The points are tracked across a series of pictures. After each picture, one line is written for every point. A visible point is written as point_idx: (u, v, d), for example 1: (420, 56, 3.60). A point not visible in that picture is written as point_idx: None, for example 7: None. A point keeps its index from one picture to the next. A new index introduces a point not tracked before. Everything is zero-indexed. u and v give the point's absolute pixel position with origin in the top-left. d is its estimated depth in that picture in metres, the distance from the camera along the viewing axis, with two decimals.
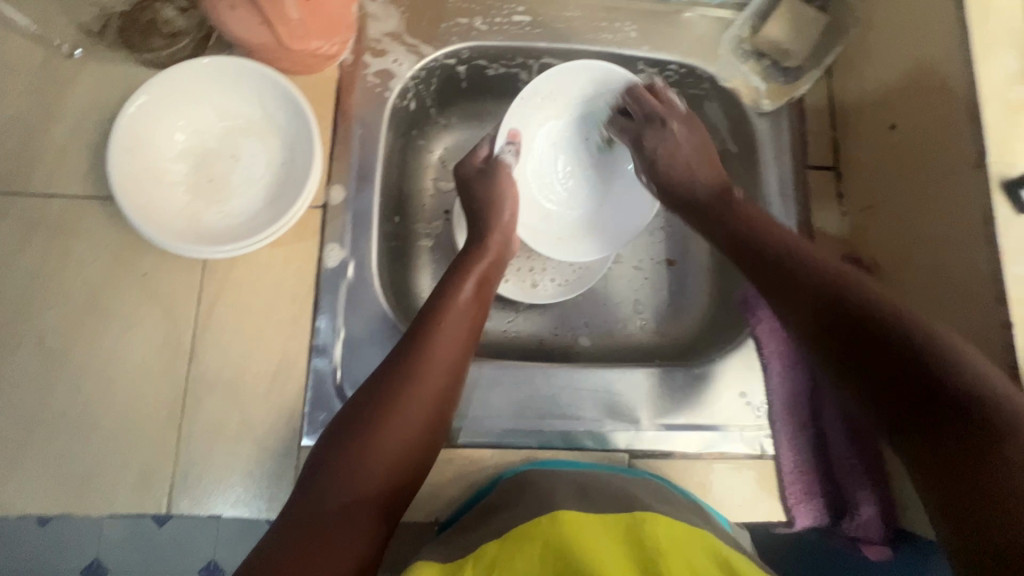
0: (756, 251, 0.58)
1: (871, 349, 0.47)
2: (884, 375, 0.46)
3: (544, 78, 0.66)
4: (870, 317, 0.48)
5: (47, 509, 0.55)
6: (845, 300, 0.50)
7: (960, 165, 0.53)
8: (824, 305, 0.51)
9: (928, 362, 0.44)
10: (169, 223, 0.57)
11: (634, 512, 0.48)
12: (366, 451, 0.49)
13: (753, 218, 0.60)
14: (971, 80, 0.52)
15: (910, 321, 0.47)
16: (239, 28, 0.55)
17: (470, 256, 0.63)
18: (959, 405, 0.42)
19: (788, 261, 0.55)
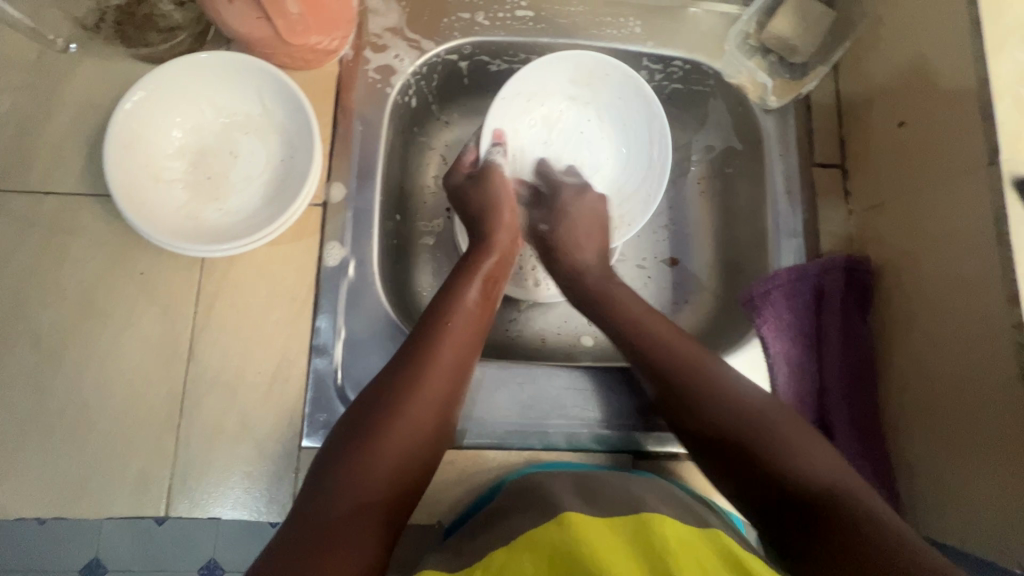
0: (632, 348, 0.58)
1: (743, 463, 0.48)
2: (756, 487, 0.47)
3: (525, 75, 0.66)
4: (740, 425, 0.49)
5: (43, 511, 0.54)
6: (714, 414, 0.51)
7: (971, 162, 0.52)
8: (703, 423, 0.51)
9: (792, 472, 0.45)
10: (167, 221, 0.56)
11: (640, 514, 0.47)
12: (372, 454, 0.48)
13: (610, 301, 0.62)
14: (982, 76, 0.51)
15: (776, 430, 0.48)
16: (237, 21, 0.54)
17: (476, 255, 0.62)
18: (825, 502, 0.43)
19: (663, 364, 0.55)
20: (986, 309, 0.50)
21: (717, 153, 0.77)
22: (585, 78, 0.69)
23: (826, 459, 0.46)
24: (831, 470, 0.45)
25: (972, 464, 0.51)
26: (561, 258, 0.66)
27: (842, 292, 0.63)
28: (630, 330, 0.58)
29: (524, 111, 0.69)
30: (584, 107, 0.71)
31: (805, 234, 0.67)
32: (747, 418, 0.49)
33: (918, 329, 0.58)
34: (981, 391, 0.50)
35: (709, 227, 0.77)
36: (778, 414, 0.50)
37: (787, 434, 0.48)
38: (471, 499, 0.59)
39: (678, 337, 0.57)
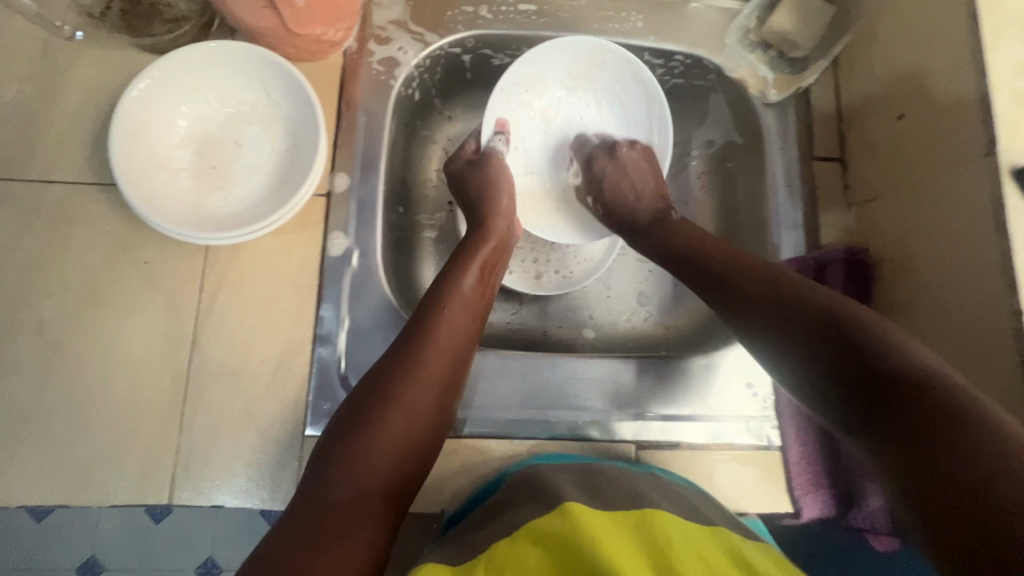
0: (694, 267, 0.58)
1: (819, 351, 0.45)
2: (836, 373, 0.44)
3: (522, 66, 0.67)
4: (813, 316, 0.47)
5: (46, 497, 0.54)
6: (781, 312, 0.49)
7: (968, 153, 0.53)
8: (780, 330, 0.49)
9: (873, 356, 0.42)
10: (172, 209, 0.56)
11: (643, 508, 0.48)
12: (372, 439, 0.48)
13: (687, 232, 0.62)
14: (980, 67, 0.52)
15: (852, 319, 0.45)
16: (242, 12, 0.54)
17: (475, 241, 0.62)
18: (909, 385, 0.39)
19: (726, 271, 0.54)
20: (986, 300, 0.51)
21: (717, 147, 0.77)
22: (582, 69, 0.70)
23: (914, 348, 0.42)
24: (923, 357, 0.41)
25: None
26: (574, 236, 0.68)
27: (841, 282, 0.63)
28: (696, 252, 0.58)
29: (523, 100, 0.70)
30: (582, 95, 0.73)
31: (805, 226, 0.68)
32: (819, 309, 0.47)
33: (916, 320, 0.58)
34: (979, 380, 0.51)
35: (711, 221, 0.77)
36: (852, 306, 0.46)
37: (864, 322, 0.44)
38: (473, 488, 0.59)
39: (742, 253, 0.56)
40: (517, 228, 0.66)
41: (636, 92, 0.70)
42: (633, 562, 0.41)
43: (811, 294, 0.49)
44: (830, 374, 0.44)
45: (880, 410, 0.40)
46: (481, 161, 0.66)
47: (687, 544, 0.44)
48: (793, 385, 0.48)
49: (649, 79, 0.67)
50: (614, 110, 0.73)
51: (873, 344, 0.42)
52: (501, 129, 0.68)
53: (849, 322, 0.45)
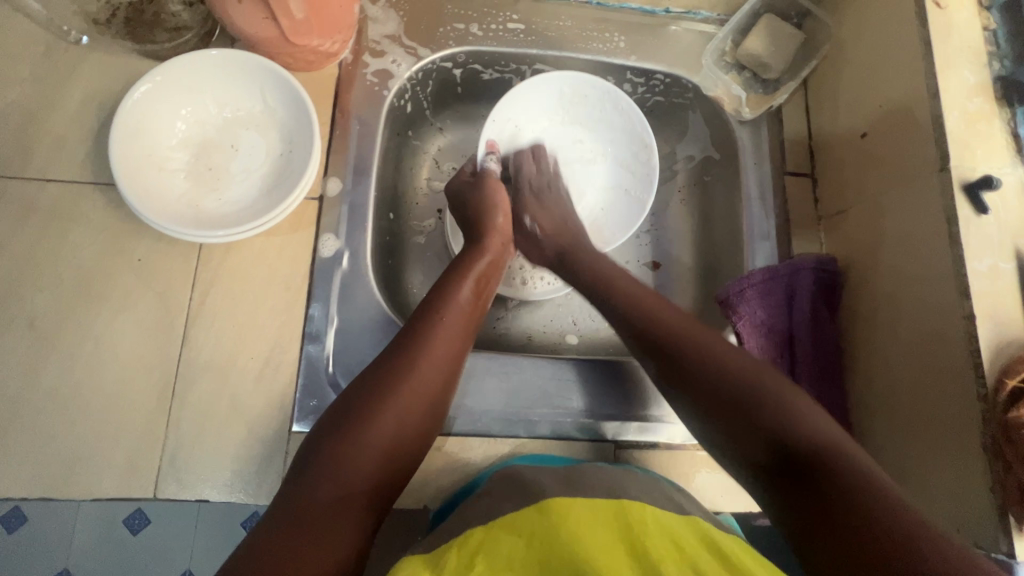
0: (631, 318, 0.57)
1: (734, 426, 0.47)
2: (750, 450, 0.46)
3: (510, 96, 0.71)
4: (734, 390, 0.48)
5: (31, 490, 0.55)
6: (706, 380, 0.50)
7: (924, 168, 0.57)
8: (710, 393, 0.49)
9: (786, 434, 0.44)
10: (168, 208, 0.58)
11: (621, 501, 0.49)
12: (363, 439, 0.49)
13: (614, 283, 0.61)
14: (933, 90, 0.56)
15: (772, 393, 0.47)
16: (244, 22, 0.57)
17: (471, 254, 0.64)
18: (818, 462, 0.42)
19: (664, 332, 0.54)
20: (941, 306, 0.54)
21: (696, 162, 0.81)
22: (569, 97, 0.74)
23: (822, 421, 0.45)
24: (826, 430, 0.45)
25: (930, 451, 0.55)
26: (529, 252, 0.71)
27: (810, 289, 0.66)
28: (626, 307, 0.58)
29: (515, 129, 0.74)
30: (572, 121, 0.77)
31: (777, 237, 0.71)
32: (741, 383, 0.48)
33: (881, 328, 0.61)
34: (937, 382, 0.54)
35: (689, 232, 0.80)
36: (773, 379, 0.49)
37: (787, 401, 0.47)
38: (457, 486, 0.60)
39: (668, 308, 0.57)
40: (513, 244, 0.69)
41: (618, 111, 0.73)
42: (609, 554, 0.42)
43: (737, 362, 0.50)
44: (746, 455, 0.46)
45: (788, 488, 0.43)
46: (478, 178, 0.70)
47: (663, 535, 0.45)
48: (714, 451, 0.50)
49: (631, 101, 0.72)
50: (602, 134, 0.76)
51: (786, 425, 0.45)
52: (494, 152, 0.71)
53: (768, 397, 0.47)
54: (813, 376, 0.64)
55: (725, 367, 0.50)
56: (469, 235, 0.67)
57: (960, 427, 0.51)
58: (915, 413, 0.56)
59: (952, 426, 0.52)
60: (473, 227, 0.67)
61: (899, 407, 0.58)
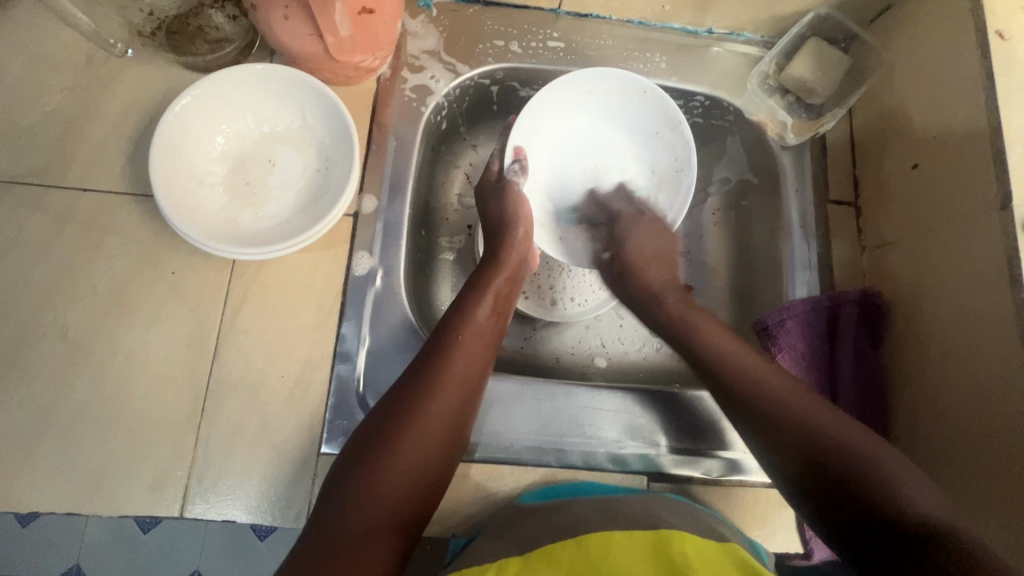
0: (720, 377, 0.55)
1: (835, 493, 0.45)
2: (812, 484, 0.47)
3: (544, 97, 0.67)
4: (775, 404, 0.50)
5: (57, 504, 0.54)
6: (807, 449, 0.47)
7: (984, 205, 0.54)
8: (759, 410, 0.51)
9: (894, 506, 0.42)
10: (205, 223, 0.58)
11: (660, 530, 0.48)
12: (385, 469, 0.47)
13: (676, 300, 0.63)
14: (995, 124, 0.54)
15: (871, 458, 0.45)
16: (288, 37, 0.56)
17: (487, 273, 0.62)
18: (932, 534, 0.40)
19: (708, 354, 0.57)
20: (999, 352, 0.52)
21: (732, 185, 0.79)
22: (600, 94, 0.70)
23: (922, 492, 0.43)
24: (930, 501, 0.43)
25: (979, 500, 0.52)
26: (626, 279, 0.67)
27: (855, 324, 0.64)
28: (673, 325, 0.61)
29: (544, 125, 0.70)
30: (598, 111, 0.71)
31: (818, 267, 0.69)
32: (838, 443, 0.46)
33: (930, 367, 0.59)
34: (993, 430, 0.52)
35: (725, 257, 0.79)
36: (873, 444, 0.46)
37: (888, 470, 0.44)
38: (485, 515, 0.59)
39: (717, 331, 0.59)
40: (531, 258, 0.67)
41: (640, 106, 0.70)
42: None
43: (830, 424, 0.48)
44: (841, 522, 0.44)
45: (898, 555, 0.40)
46: (502, 186, 0.67)
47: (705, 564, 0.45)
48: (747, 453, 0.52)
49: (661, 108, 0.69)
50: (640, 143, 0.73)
51: (893, 497, 0.43)
52: (523, 158, 0.68)
53: (870, 464, 0.45)
54: (854, 414, 0.62)
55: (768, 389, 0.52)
56: (486, 253, 0.65)
57: (1016, 478, 0.49)
58: (964, 459, 0.54)
59: (1008, 479, 0.50)
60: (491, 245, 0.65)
61: (948, 451, 0.56)
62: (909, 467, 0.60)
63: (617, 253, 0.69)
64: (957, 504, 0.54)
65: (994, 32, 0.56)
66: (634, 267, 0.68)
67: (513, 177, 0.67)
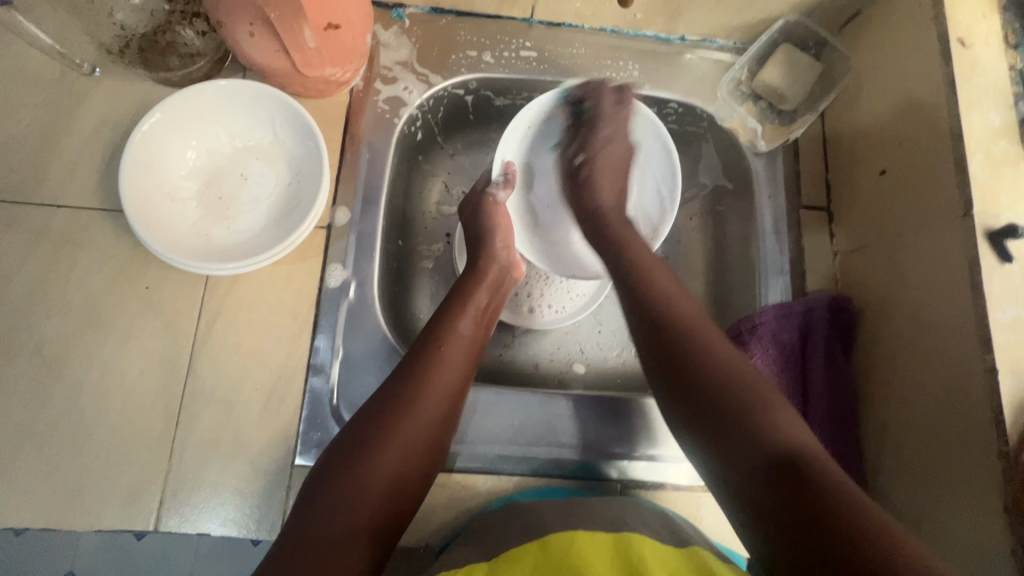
0: (645, 309, 0.55)
1: (721, 424, 0.47)
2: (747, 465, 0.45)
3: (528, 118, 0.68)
4: (724, 386, 0.48)
5: (34, 520, 0.55)
6: (703, 390, 0.49)
7: (947, 211, 0.55)
8: (706, 388, 0.49)
9: (766, 441, 0.45)
10: (177, 240, 0.58)
11: (621, 531, 0.49)
12: (359, 475, 0.48)
13: (633, 254, 0.59)
14: (956, 130, 0.54)
15: (761, 399, 0.47)
16: (255, 53, 0.56)
17: (470, 283, 0.62)
18: (790, 464, 0.43)
19: (668, 322, 0.53)
20: (960, 355, 0.52)
21: (708, 190, 0.80)
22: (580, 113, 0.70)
23: (799, 432, 0.46)
24: (798, 438, 0.45)
25: (944, 501, 0.53)
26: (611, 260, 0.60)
27: (825, 328, 0.65)
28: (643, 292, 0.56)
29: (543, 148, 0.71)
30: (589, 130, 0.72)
31: (791, 272, 0.70)
32: (736, 383, 0.48)
33: (899, 371, 0.59)
34: (956, 433, 0.52)
35: (701, 262, 0.79)
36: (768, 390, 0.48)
37: (772, 411, 0.47)
38: (459, 523, 0.60)
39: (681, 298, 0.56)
40: (517, 269, 0.66)
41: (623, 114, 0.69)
42: None
43: (732, 368, 0.50)
44: (726, 459, 0.46)
45: (766, 490, 0.43)
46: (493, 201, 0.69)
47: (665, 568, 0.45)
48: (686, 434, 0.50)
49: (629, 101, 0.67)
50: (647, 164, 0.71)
51: (770, 430, 0.45)
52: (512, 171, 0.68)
53: (758, 402, 0.47)
54: (824, 417, 0.63)
55: (715, 365, 0.50)
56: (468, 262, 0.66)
57: (977, 477, 0.50)
58: (930, 461, 0.55)
59: (969, 481, 0.51)
60: (472, 254, 0.66)
61: (913, 453, 0.57)
62: (878, 468, 0.61)
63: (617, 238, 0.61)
64: (924, 505, 0.55)
65: (955, 40, 0.56)
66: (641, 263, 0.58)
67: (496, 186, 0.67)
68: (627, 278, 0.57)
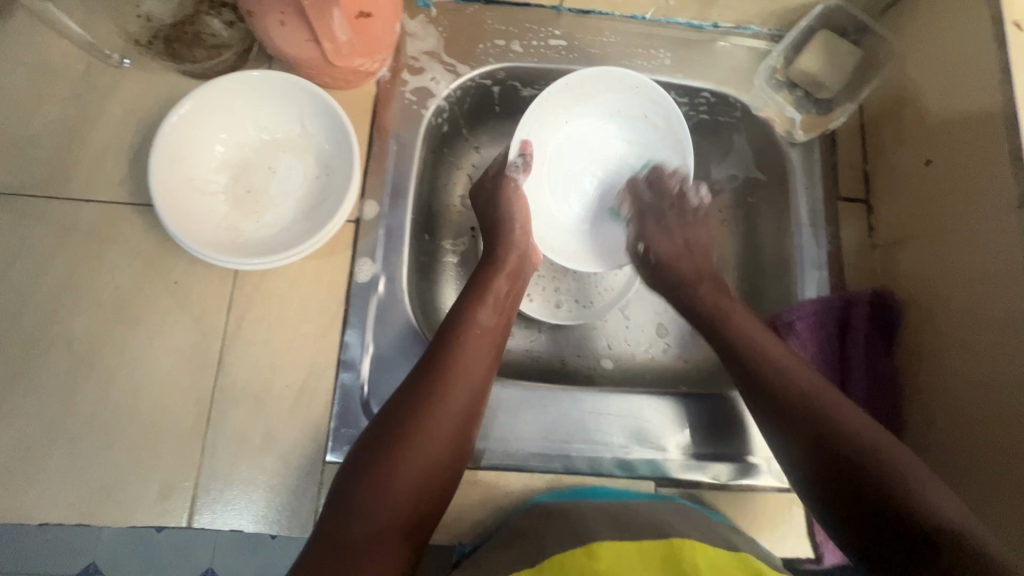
0: (741, 361, 0.56)
1: (874, 510, 0.45)
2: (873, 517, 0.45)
3: (536, 109, 0.66)
4: (833, 440, 0.48)
5: (67, 516, 0.55)
6: (836, 459, 0.48)
7: (1002, 203, 0.53)
8: (821, 447, 0.48)
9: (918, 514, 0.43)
10: (207, 234, 0.58)
11: (670, 538, 0.48)
12: (388, 474, 0.47)
13: (740, 321, 0.59)
14: (1013, 119, 0.52)
15: (909, 475, 0.45)
16: (285, 43, 0.55)
17: (488, 273, 0.61)
18: (918, 524, 0.43)
19: (768, 376, 0.53)
20: (1020, 350, 0.50)
21: (739, 181, 0.77)
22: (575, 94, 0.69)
23: (929, 482, 0.45)
24: (935, 491, 0.45)
25: (996, 503, 0.51)
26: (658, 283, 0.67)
27: (865, 324, 0.63)
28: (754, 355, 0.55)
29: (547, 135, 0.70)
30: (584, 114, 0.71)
31: (829, 266, 0.68)
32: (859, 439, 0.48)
33: (947, 370, 0.57)
34: (1010, 432, 0.50)
35: (732, 256, 0.77)
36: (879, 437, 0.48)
37: (911, 475, 0.45)
38: (491, 521, 0.59)
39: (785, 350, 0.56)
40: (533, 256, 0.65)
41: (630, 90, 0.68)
42: None
43: (865, 430, 0.48)
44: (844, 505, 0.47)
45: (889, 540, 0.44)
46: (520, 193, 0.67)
47: None
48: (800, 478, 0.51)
49: (629, 72, 0.66)
50: (640, 140, 0.73)
51: (916, 498, 0.44)
52: (528, 151, 0.66)
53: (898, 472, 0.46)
54: (866, 415, 0.61)
55: (829, 419, 0.49)
56: (485, 253, 0.64)
57: None
58: (981, 462, 0.53)
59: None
60: (490, 244, 0.64)
61: (963, 454, 0.55)
62: (924, 469, 0.59)
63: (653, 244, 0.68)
64: (973, 508, 0.53)
65: (1011, 24, 0.54)
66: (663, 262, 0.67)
67: (514, 171, 0.66)
68: (719, 333, 0.59)
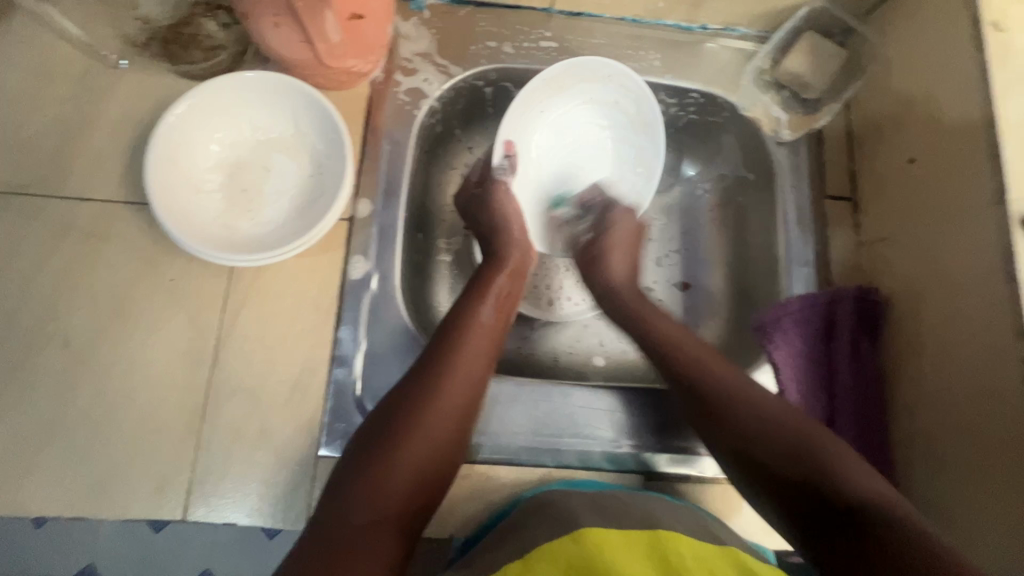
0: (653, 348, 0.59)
1: (784, 476, 0.47)
2: (782, 478, 0.47)
3: (521, 101, 0.67)
4: (739, 411, 0.51)
5: (65, 509, 0.55)
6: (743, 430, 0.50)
7: (980, 199, 0.54)
8: (729, 422, 0.51)
9: (837, 489, 0.44)
10: (203, 231, 0.59)
11: (655, 529, 0.49)
12: (387, 466, 0.47)
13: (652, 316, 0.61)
14: (990, 118, 0.53)
15: (814, 440, 0.48)
16: (280, 44, 0.56)
17: (489, 271, 0.62)
18: (819, 478, 0.45)
19: (676, 361, 0.56)
20: (996, 344, 0.51)
21: (729, 181, 0.78)
22: (554, 86, 0.69)
23: (830, 440, 0.48)
24: (834, 446, 0.47)
25: (977, 494, 0.52)
26: (592, 275, 0.66)
27: (851, 320, 0.64)
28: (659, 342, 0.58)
29: (533, 127, 0.71)
30: (566, 103, 0.72)
31: (815, 263, 0.69)
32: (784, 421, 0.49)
33: (930, 364, 0.58)
34: (990, 423, 0.51)
35: (722, 253, 0.78)
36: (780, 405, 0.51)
37: (814, 435, 0.48)
38: (484, 515, 0.60)
39: (689, 336, 0.59)
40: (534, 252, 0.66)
41: (608, 77, 0.70)
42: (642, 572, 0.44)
43: (764, 401, 0.51)
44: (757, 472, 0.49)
45: (800, 498, 0.46)
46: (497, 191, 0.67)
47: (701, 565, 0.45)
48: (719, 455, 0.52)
49: (608, 61, 0.68)
50: (613, 124, 0.74)
51: (835, 475, 0.45)
52: (513, 151, 0.68)
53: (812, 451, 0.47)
54: (852, 410, 0.62)
55: (726, 395, 0.52)
56: (487, 250, 0.65)
57: (1013, 468, 0.49)
58: (961, 454, 0.54)
59: (1004, 475, 0.50)
60: (491, 242, 0.65)
61: (945, 447, 0.56)
62: (908, 463, 0.60)
63: (600, 233, 0.68)
64: (954, 500, 0.54)
65: (990, 25, 0.55)
66: (606, 252, 0.67)
67: (503, 174, 0.67)
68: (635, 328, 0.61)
